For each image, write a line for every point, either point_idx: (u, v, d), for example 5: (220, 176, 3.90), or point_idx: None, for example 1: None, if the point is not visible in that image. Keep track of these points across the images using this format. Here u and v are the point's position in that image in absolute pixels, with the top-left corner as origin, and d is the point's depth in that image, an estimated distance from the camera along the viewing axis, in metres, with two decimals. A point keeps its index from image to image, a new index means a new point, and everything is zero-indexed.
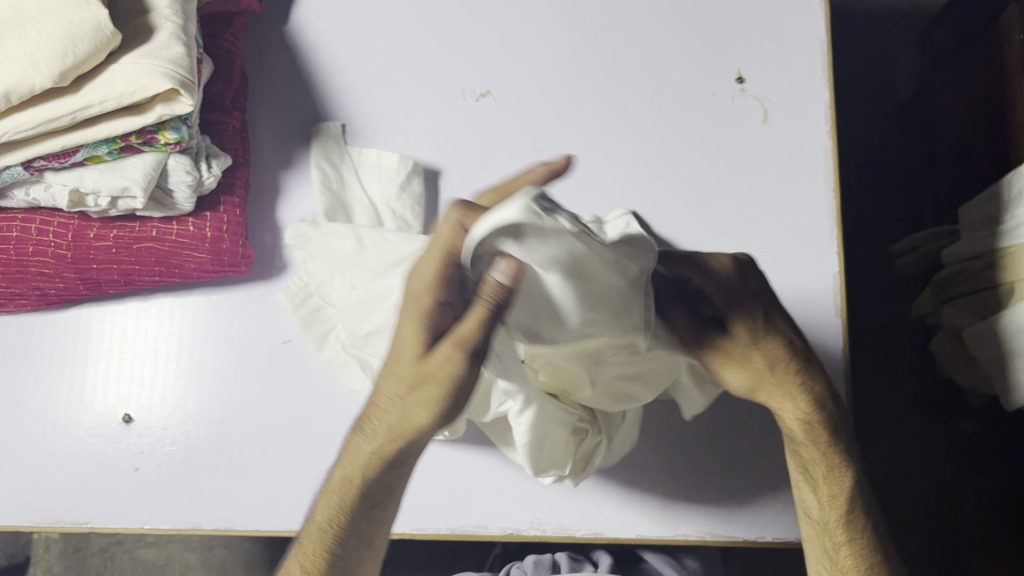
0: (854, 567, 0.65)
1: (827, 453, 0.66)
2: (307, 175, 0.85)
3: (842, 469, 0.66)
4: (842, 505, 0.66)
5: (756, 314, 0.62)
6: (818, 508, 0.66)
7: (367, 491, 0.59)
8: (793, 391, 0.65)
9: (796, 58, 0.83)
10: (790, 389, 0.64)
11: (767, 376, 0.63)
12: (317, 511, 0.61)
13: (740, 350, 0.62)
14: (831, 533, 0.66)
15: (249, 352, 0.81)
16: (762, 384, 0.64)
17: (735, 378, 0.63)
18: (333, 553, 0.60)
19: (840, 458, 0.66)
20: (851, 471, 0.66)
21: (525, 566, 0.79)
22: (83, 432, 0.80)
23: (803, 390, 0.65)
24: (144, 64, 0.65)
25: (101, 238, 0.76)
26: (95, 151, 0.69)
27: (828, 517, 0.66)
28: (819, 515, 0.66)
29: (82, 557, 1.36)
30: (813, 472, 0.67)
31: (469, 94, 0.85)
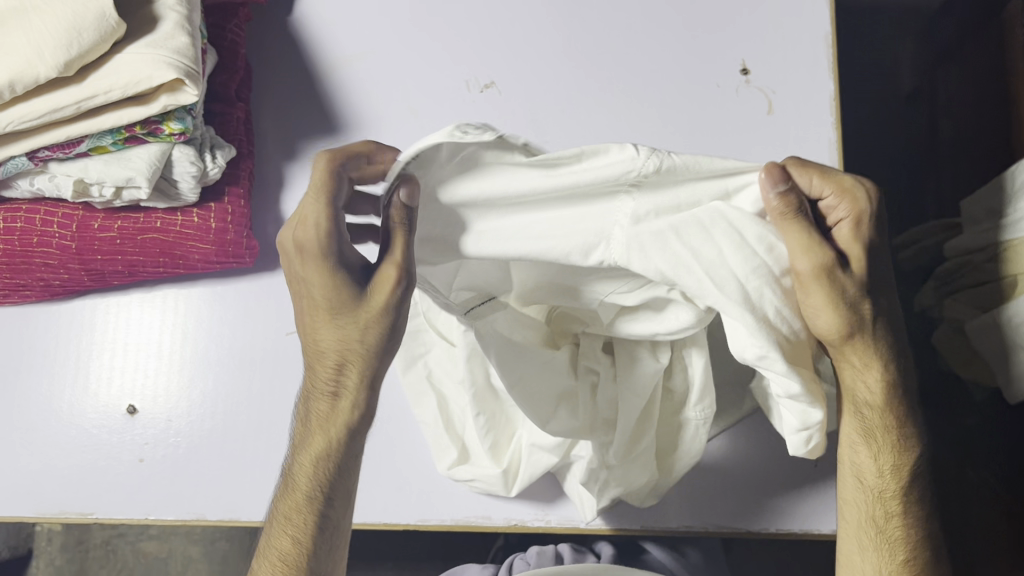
0: (903, 539, 0.61)
1: (891, 422, 0.59)
2: (312, 167, 0.85)
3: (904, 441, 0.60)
4: (901, 477, 0.60)
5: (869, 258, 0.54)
6: (875, 476, 0.60)
7: (344, 448, 0.60)
8: (874, 355, 0.57)
9: (801, 49, 0.82)
10: (873, 351, 0.57)
11: (856, 332, 0.55)
12: (294, 481, 0.60)
13: (845, 294, 0.53)
14: (886, 503, 0.60)
15: (254, 344, 0.81)
16: (849, 340, 0.55)
17: (827, 323, 0.54)
18: (322, 515, 0.60)
19: (903, 429, 0.60)
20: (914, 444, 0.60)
21: (530, 557, 0.80)
22: (87, 422, 0.80)
23: (884, 354, 0.57)
24: (149, 54, 0.65)
25: (106, 229, 0.75)
26: (99, 142, 0.69)
27: (884, 487, 0.60)
28: (874, 484, 0.61)
29: (84, 550, 1.36)
30: (872, 440, 0.60)
31: (473, 85, 0.85)
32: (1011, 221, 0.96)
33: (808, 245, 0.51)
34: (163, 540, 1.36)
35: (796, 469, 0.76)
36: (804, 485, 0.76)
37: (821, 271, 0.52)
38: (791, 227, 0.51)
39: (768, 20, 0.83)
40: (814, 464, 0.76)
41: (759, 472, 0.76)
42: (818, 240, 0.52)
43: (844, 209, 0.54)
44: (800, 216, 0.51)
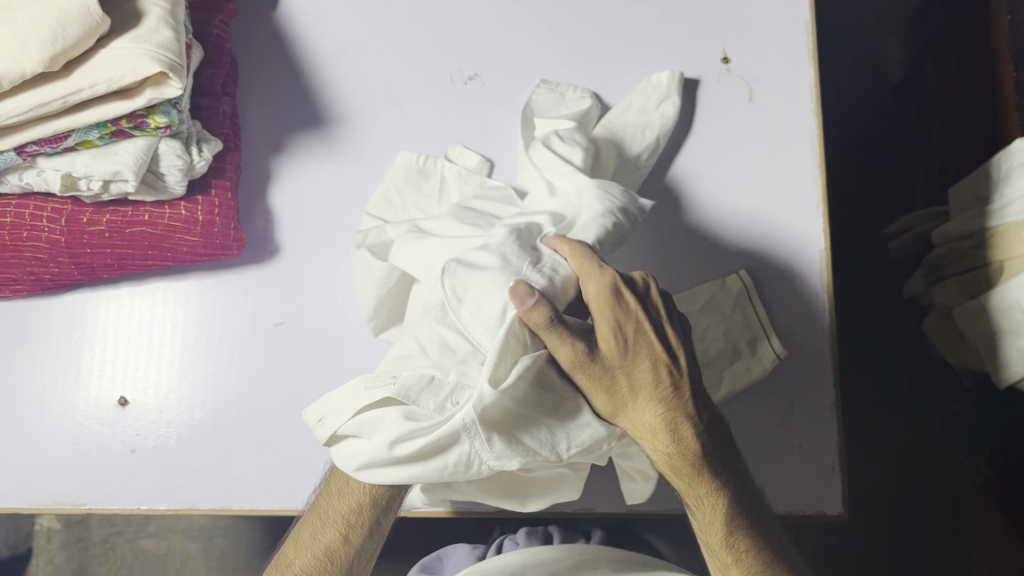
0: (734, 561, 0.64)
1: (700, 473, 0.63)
2: (299, 161, 0.86)
3: (714, 492, 0.64)
4: (720, 529, 0.64)
5: (627, 316, 0.61)
6: (700, 533, 0.65)
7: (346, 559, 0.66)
8: (662, 418, 0.62)
9: (781, 37, 0.83)
10: (653, 420, 0.62)
11: (625, 396, 0.61)
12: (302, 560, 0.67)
13: (589, 365, 0.60)
14: (719, 555, 0.65)
15: (243, 334, 0.82)
16: (622, 404, 0.61)
17: (599, 402, 0.61)
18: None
19: (709, 476, 0.64)
20: (724, 495, 0.64)
21: (518, 538, 0.81)
22: (78, 415, 0.81)
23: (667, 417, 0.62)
24: (133, 49, 0.66)
25: (94, 223, 0.76)
26: (86, 136, 0.70)
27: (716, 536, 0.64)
28: (705, 542, 0.65)
29: (84, 548, 1.37)
30: (687, 500, 0.65)
31: (457, 77, 0.86)
32: (998, 207, 0.97)
33: (567, 347, 0.59)
34: (161, 537, 1.37)
35: (777, 453, 0.77)
36: (787, 467, 0.77)
37: (572, 361, 0.60)
38: (552, 336, 0.58)
39: (748, 10, 0.84)
40: (797, 447, 0.77)
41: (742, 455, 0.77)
42: (569, 334, 0.59)
43: (591, 293, 0.61)
44: (558, 325, 0.58)
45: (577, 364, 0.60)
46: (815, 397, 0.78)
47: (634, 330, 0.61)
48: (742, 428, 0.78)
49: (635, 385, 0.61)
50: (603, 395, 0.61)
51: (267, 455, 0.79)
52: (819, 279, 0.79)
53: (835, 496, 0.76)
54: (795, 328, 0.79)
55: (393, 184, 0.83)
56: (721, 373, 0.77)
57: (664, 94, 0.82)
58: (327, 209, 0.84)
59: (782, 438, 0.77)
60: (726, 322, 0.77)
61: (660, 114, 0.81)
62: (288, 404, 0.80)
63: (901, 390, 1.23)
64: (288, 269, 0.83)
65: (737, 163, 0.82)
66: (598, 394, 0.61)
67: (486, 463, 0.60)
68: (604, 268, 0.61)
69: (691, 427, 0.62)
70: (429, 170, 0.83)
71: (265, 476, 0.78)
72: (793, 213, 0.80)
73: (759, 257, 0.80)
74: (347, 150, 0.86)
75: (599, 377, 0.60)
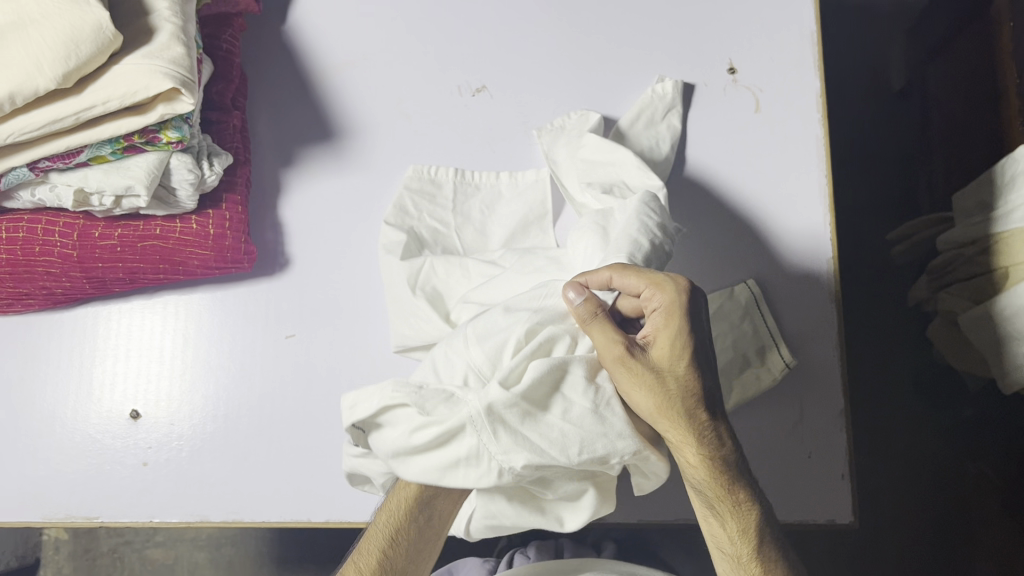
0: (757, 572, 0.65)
1: (729, 487, 0.64)
2: (309, 173, 0.86)
3: (748, 502, 0.65)
4: (751, 540, 0.64)
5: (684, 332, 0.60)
6: (730, 544, 0.65)
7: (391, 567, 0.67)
8: (700, 433, 0.62)
9: (787, 48, 0.84)
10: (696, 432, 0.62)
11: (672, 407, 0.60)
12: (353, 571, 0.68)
13: (639, 367, 0.59)
14: (744, 566, 0.65)
15: (254, 347, 0.82)
16: (667, 414, 0.60)
17: (641, 400, 0.60)
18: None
19: (742, 491, 0.64)
20: (757, 504, 0.65)
21: (528, 551, 0.81)
22: (91, 428, 0.82)
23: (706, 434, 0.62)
24: (145, 65, 0.66)
25: (106, 237, 0.77)
26: (98, 151, 0.71)
27: (739, 551, 0.65)
28: (731, 549, 0.65)
29: (92, 558, 1.37)
30: (719, 508, 0.65)
31: (465, 89, 0.87)
32: (1002, 214, 0.97)
33: (607, 338, 0.60)
34: (169, 547, 1.37)
35: (788, 462, 0.77)
36: (798, 475, 0.77)
37: (618, 358, 0.59)
38: (596, 328, 0.60)
39: (754, 20, 0.85)
40: (808, 456, 0.77)
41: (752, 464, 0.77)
42: (613, 330, 0.60)
43: (656, 299, 0.60)
44: (602, 319, 0.60)
45: (621, 365, 0.59)
46: (825, 405, 0.78)
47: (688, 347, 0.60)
48: (752, 436, 0.78)
49: (690, 397, 0.61)
50: (651, 401, 0.60)
51: (279, 468, 0.79)
52: (827, 289, 0.79)
53: (846, 505, 0.76)
54: (804, 339, 0.79)
55: (409, 196, 0.83)
56: (732, 383, 0.77)
57: (669, 105, 0.83)
58: (337, 221, 0.85)
59: (792, 447, 0.77)
60: (736, 333, 0.78)
61: (665, 126, 0.83)
62: (300, 417, 0.80)
63: (908, 397, 1.23)
64: (298, 281, 0.83)
65: (745, 174, 0.82)
66: (643, 401, 0.60)
67: (495, 457, 0.60)
68: (676, 276, 0.60)
69: (720, 442, 0.63)
70: (440, 181, 0.84)
71: (277, 489, 0.78)
72: (800, 223, 0.81)
73: (767, 266, 0.80)
74: (356, 162, 0.86)
75: (652, 383, 0.59)
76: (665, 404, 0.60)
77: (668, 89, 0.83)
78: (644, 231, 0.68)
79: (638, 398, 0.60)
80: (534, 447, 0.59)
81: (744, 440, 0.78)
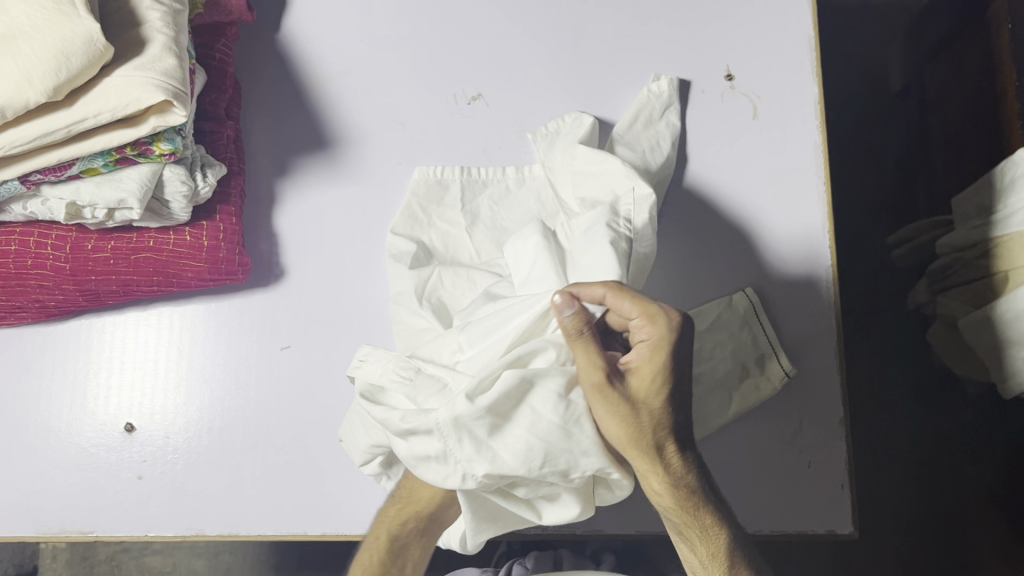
0: None
1: (698, 515, 0.63)
2: (303, 183, 0.86)
3: (717, 529, 0.64)
4: (723, 564, 0.64)
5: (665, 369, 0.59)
6: (700, 568, 0.64)
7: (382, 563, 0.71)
8: (667, 467, 0.62)
9: (785, 54, 0.83)
10: (664, 466, 0.61)
11: (644, 440, 0.60)
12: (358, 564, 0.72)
13: (616, 398, 0.58)
14: None
15: (249, 358, 0.81)
16: (637, 445, 0.60)
17: (613, 429, 0.59)
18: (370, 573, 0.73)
19: (713, 518, 0.64)
20: (726, 531, 0.64)
21: (525, 561, 0.81)
22: (85, 442, 0.81)
23: (674, 467, 0.62)
24: (137, 77, 0.65)
25: (99, 250, 0.76)
26: (91, 164, 0.70)
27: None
28: (702, 575, 0.64)
29: (89, 566, 1.37)
30: (687, 535, 0.64)
31: (461, 97, 0.86)
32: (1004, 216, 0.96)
33: (590, 361, 0.58)
34: (166, 554, 1.36)
35: (787, 471, 0.77)
36: (797, 484, 0.77)
37: (597, 383, 0.58)
38: (581, 346, 0.58)
39: (751, 26, 0.84)
40: (807, 465, 0.77)
41: (751, 473, 0.77)
42: (595, 354, 0.58)
43: (644, 330, 0.59)
44: (587, 337, 0.58)
45: (599, 394, 0.58)
46: (824, 414, 0.77)
47: (666, 381, 0.60)
48: (751, 446, 0.77)
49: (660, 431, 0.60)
50: (622, 430, 0.59)
51: (274, 480, 0.78)
52: (826, 298, 0.79)
53: (846, 514, 0.76)
54: (804, 353, 0.78)
55: (416, 202, 0.82)
56: (732, 393, 0.76)
57: (667, 104, 0.82)
58: (332, 231, 0.84)
59: (790, 457, 0.77)
60: (734, 342, 0.77)
61: (665, 124, 0.82)
62: (295, 429, 0.79)
63: (907, 401, 1.23)
64: (292, 291, 0.83)
65: (743, 182, 0.82)
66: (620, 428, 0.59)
67: (460, 462, 0.60)
68: (668, 311, 0.59)
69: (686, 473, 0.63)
70: (447, 182, 0.83)
71: (272, 501, 0.78)
72: (799, 231, 0.80)
73: (765, 275, 0.80)
74: (351, 171, 0.85)
75: (628, 413, 0.59)
76: (638, 436, 0.59)
77: (664, 90, 0.82)
78: (618, 234, 0.67)
79: (610, 426, 0.59)
80: (495, 458, 0.59)
81: (743, 449, 0.77)
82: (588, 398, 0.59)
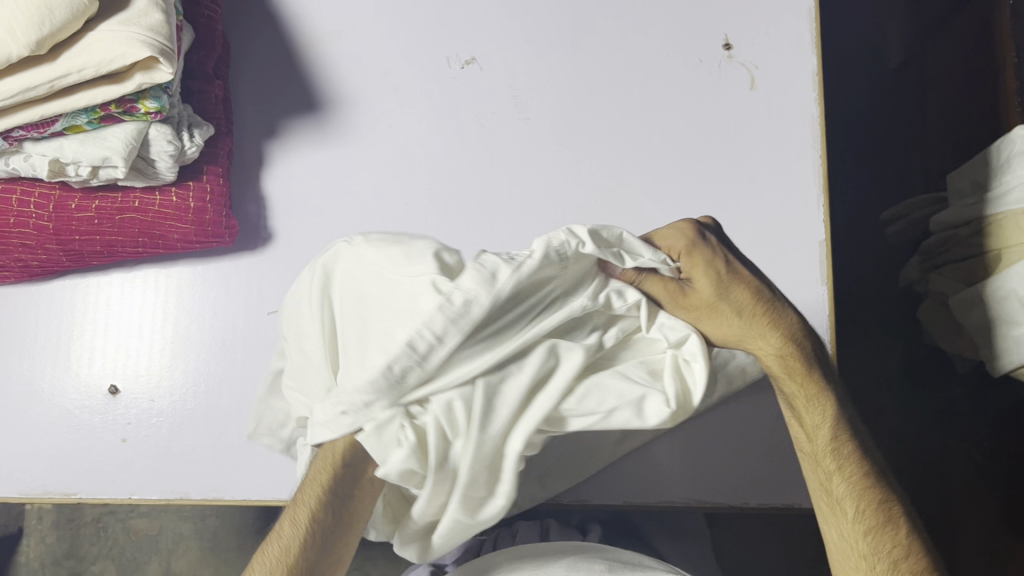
0: (849, 494, 0.59)
1: (809, 382, 0.61)
2: (293, 146, 0.84)
3: (824, 392, 0.61)
4: (829, 433, 0.60)
5: (717, 265, 0.58)
6: (807, 442, 0.61)
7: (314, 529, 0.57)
8: (766, 330, 0.59)
9: (785, 24, 0.82)
10: (770, 331, 0.59)
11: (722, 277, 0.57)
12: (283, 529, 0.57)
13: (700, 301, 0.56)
14: (821, 462, 0.60)
15: (235, 321, 0.81)
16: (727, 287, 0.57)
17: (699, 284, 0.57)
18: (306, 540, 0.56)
19: (819, 379, 0.61)
20: (832, 394, 0.61)
21: (514, 533, 0.80)
22: (69, 403, 0.80)
23: (774, 330, 0.59)
24: (123, 32, 0.64)
25: (83, 209, 0.75)
26: (74, 120, 0.68)
27: (822, 453, 0.60)
28: (807, 448, 0.61)
29: (75, 528, 1.37)
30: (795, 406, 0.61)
31: (454, 61, 0.85)
32: (1000, 195, 0.95)
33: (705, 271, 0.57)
34: (154, 518, 1.36)
35: (774, 444, 0.77)
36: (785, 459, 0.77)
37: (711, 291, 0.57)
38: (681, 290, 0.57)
39: None
40: None
41: (737, 444, 0.77)
42: (693, 255, 0.57)
43: (674, 249, 0.58)
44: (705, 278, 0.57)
45: (693, 252, 0.57)
46: None
47: (725, 268, 0.58)
48: (736, 422, 0.78)
49: (814, 358, 0.61)
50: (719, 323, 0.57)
51: (259, 446, 0.77)
52: (819, 272, 0.78)
53: None
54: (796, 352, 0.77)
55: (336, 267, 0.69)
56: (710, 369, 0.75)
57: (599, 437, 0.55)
58: (322, 196, 0.83)
59: (778, 429, 0.77)
60: None
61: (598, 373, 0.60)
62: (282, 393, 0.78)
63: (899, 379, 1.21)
64: (282, 255, 0.82)
65: (737, 153, 0.81)
66: (799, 428, 0.61)
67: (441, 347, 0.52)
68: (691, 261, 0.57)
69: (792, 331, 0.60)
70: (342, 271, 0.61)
71: (257, 465, 0.77)
72: (793, 204, 0.79)
73: (758, 247, 0.79)
74: (342, 135, 0.84)
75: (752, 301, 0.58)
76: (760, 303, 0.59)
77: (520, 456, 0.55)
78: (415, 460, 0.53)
79: (737, 284, 0.58)
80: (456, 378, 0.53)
81: (729, 420, 0.78)
82: (675, 314, 0.56)
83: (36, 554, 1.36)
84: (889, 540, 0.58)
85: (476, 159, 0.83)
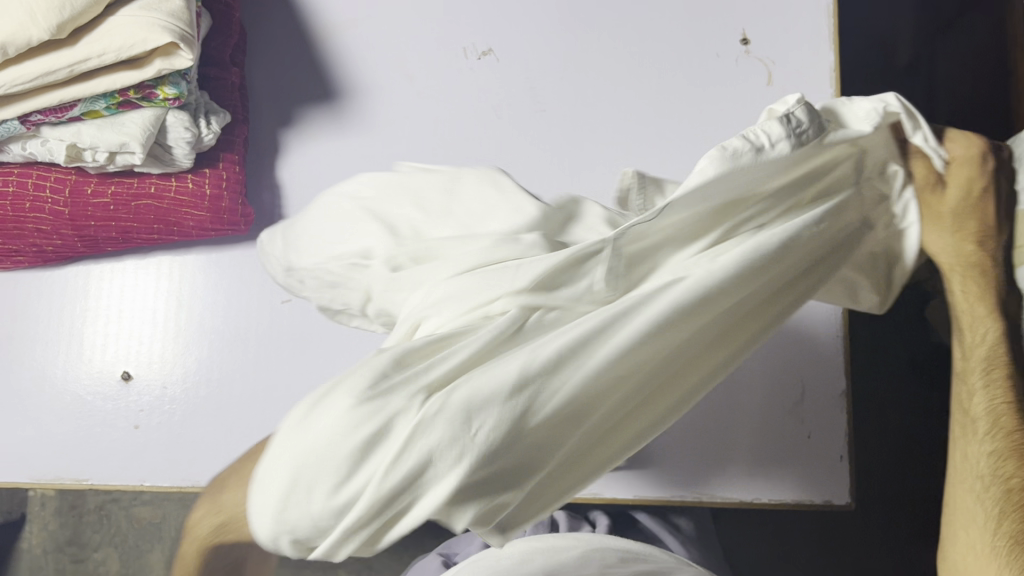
0: (992, 445, 0.51)
1: (990, 283, 0.51)
2: (307, 134, 0.84)
3: (997, 296, 0.51)
4: (999, 356, 0.51)
5: (978, 157, 0.49)
6: (971, 349, 0.52)
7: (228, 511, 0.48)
8: (962, 228, 0.50)
9: (803, 19, 0.82)
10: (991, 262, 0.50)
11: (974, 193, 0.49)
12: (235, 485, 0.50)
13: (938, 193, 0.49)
14: (970, 373, 0.52)
15: (248, 309, 0.80)
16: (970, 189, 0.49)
17: (952, 186, 0.49)
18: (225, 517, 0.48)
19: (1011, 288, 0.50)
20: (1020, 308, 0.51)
21: (525, 525, 0.80)
22: (82, 389, 0.80)
23: (964, 225, 0.50)
24: (144, 17, 0.63)
25: (99, 195, 0.75)
26: (92, 106, 0.68)
27: (968, 369, 0.52)
28: (958, 355, 0.53)
29: (78, 515, 1.36)
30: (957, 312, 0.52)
31: (471, 52, 0.84)
32: None
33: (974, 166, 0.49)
34: (156, 506, 1.35)
35: (786, 441, 0.77)
36: (797, 455, 0.77)
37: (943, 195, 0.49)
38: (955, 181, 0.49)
39: None
40: (807, 436, 0.77)
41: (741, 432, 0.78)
42: (970, 157, 0.49)
43: (957, 149, 0.49)
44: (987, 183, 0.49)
45: (978, 161, 0.49)
46: (827, 386, 0.78)
47: (988, 184, 0.49)
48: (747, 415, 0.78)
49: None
50: (952, 239, 0.50)
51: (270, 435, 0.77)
52: None
53: (843, 486, 0.76)
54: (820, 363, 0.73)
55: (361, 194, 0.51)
56: None
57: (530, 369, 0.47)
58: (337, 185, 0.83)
59: (790, 426, 0.77)
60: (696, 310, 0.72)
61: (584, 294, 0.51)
62: (295, 383, 0.78)
63: (904, 374, 1.16)
64: None
65: None
66: (959, 343, 0.53)
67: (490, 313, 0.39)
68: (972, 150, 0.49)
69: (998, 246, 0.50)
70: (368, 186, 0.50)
71: None
72: None
73: None
74: (358, 125, 0.84)
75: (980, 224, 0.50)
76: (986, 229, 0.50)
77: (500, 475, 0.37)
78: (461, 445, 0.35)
79: (965, 202, 0.49)
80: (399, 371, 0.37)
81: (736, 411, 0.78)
82: (919, 203, 0.50)
83: (38, 540, 1.36)
84: (1015, 468, 0.50)
85: (491, 150, 0.83)
